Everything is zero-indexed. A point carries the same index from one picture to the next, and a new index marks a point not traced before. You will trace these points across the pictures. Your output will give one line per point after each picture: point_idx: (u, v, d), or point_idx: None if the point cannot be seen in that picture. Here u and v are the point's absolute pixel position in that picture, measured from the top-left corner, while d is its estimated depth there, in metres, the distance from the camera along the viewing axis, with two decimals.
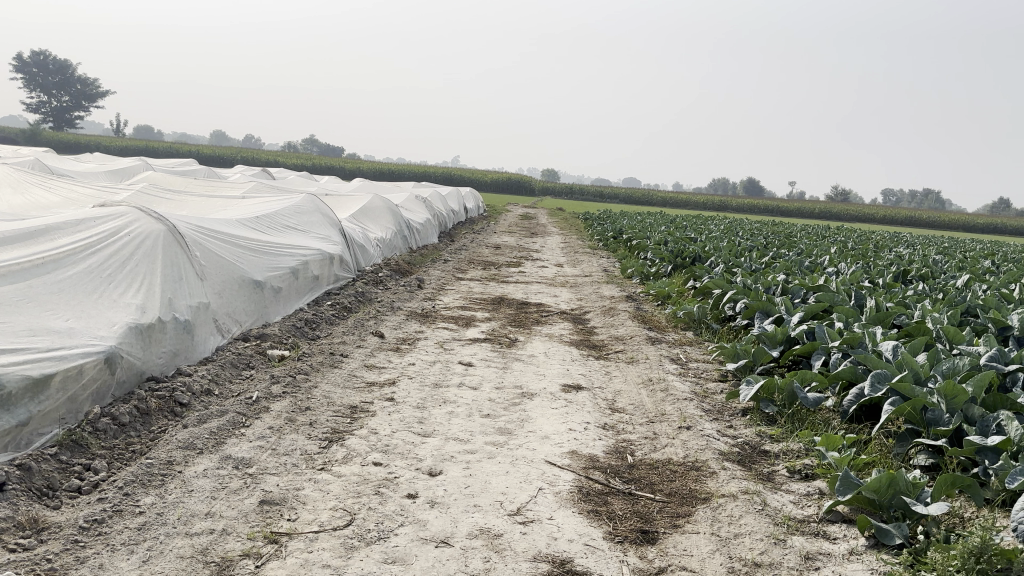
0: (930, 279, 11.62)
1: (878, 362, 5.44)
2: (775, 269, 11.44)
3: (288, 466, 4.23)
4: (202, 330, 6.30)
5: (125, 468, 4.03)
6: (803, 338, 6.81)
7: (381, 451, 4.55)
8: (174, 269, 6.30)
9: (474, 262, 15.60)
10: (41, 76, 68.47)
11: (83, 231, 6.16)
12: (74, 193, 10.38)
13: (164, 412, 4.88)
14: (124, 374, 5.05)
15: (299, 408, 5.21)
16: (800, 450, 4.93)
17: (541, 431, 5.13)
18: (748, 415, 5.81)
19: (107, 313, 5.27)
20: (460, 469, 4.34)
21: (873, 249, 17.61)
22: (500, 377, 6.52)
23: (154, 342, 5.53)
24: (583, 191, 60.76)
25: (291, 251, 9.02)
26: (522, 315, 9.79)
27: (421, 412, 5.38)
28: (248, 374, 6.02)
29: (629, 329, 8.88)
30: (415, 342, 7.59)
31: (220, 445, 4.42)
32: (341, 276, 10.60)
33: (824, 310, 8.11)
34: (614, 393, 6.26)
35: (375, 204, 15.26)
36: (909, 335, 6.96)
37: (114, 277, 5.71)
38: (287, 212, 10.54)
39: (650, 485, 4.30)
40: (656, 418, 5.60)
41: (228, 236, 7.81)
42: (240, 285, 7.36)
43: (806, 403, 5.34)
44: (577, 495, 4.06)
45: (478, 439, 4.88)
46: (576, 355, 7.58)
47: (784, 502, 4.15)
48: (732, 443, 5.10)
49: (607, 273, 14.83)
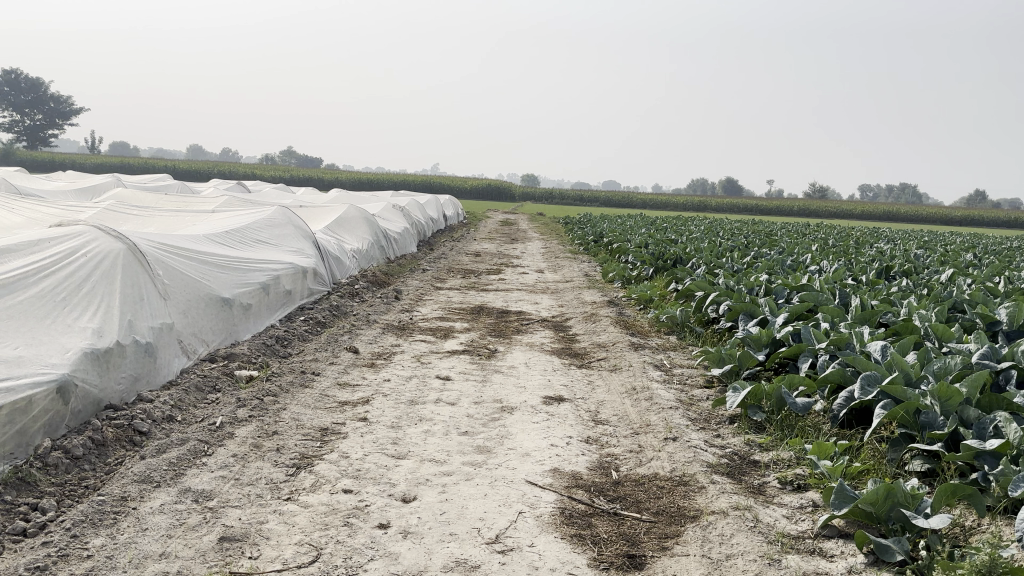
0: (913, 274, 11.52)
1: (868, 364, 5.25)
2: (758, 269, 11.29)
3: (251, 497, 3.98)
4: (165, 352, 6.03)
5: (76, 506, 3.77)
6: (789, 340, 6.63)
7: (351, 477, 4.31)
8: (135, 289, 6.03)
9: (454, 271, 15.36)
10: (13, 94, 67.74)
11: (37, 253, 5.88)
12: (36, 212, 10.05)
13: (122, 443, 4.61)
14: (79, 404, 4.79)
15: (266, 433, 4.95)
16: (791, 459, 4.73)
17: (522, 448, 4.90)
18: (737, 422, 5.60)
19: (60, 339, 5.00)
20: (435, 494, 4.11)
21: (855, 245, 17.54)
22: (479, 391, 6.28)
23: (112, 368, 5.26)
24: (563, 196, 60.70)
25: (262, 266, 8.75)
26: (502, 324, 9.57)
27: (396, 432, 5.13)
28: (214, 398, 5.75)
29: (612, 336, 8.68)
30: (390, 357, 7.34)
31: (180, 477, 4.16)
32: (315, 290, 10.33)
33: (809, 310, 7.94)
34: (597, 404, 6.04)
35: (351, 214, 14.98)
36: (897, 334, 6.79)
37: (68, 300, 5.43)
38: (258, 225, 10.27)
39: (636, 504, 4.08)
40: (641, 429, 5.39)
41: (194, 252, 7.53)
42: (206, 304, 7.09)
43: (795, 409, 5.15)
44: (560, 518, 3.84)
45: (455, 460, 4.64)
46: (557, 365, 7.36)
47: (777, 517, 3.94)
48: (720, 453, 4.89)
49: (588, 278, 14.65)
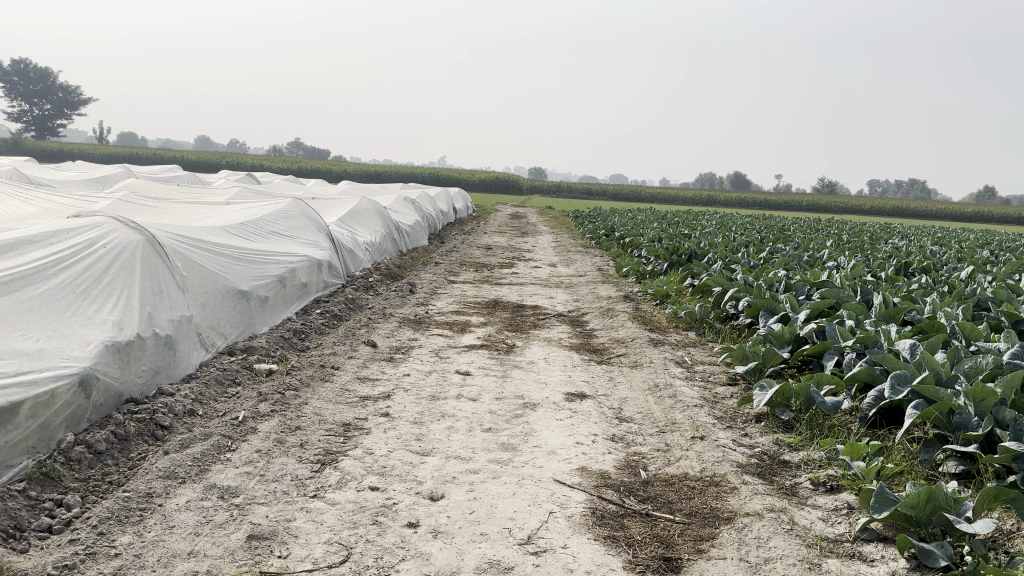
0: (932, 271, 11.40)
1: (897, 363, 5.16)
2: (775, 265, 11.19)
3: (278, 494, 3.93)
4: (185, 345, 5.98)
5: (101, 502, 3.71)
6: (813, 337, 6.55)
7: (377, 474, 4.25)
8: (154, 281, 5.97)
9: (466, 264, 15.29)
10: (23, 84, 67.80)
11: (55, 244, 5.83)
12: (51, 203, 10.01)
13: (145, 438, 4.56)
14: (101, 398, 4.73)
15: (289, 428, 4.89)
16: (823, 459, 4.66)
17: (547, 445, 4.83)
18: (763, 421, 5.52)
19: (81, 332, 4.95)
20: (463, 492, 4.04)
21: (871, 242, 17.40)
22: (500, 386, 6.21)
23: (133, 361, 5.20)
24: (571, 190, 60.54)
25: (277, 259, 8.68)
26: (519, 318, 9.49)
27: (419, 428, 5.07)
28: (234, 391, 5.69)
29: (630, 332, 8.60)
30: (409, 352, 7.28)
31: (204, 473, 4.10)
32: (330, 283, 10.28)
33: (831, 307, 7.84)
34: (621, 401, 5.97)
35: (363, 207, 14.91)
36: (923, 332, 6.69)
37: (88, 292, 5.38)
38: (273, 218, 10.21)
39: (667, 504, 4.01)
40: (667, 427, 5.32)
41: (212, 244, 7.47)
42: (224, 297, 7.04)
43: (825, 408, 5.07)
44: (592, 519, 3.77)
45: (480, 457, 4.58)
46: (577, 361, 7.29)
47: (813, 520, 3.87)
48: (750, 453, 4.82)
49: (601, 273, 14.55)
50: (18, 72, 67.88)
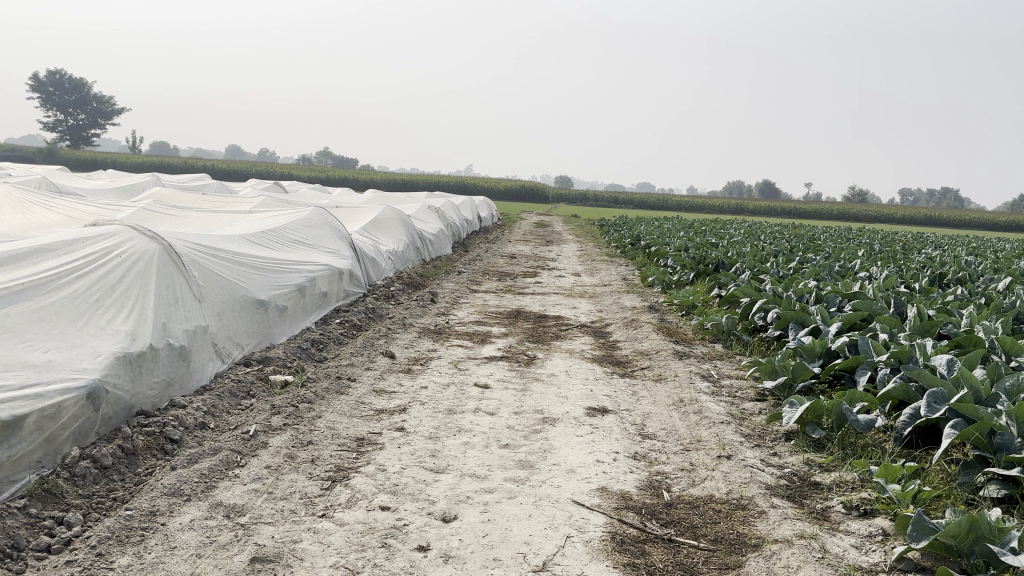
0: (968, 283, 11.06)
1: (933, 380, 4.92)
2: (804, 275, 10.91)
3: (285, 513, 3.79)
4: (200, 355, 5.89)
5: (103, 521, 3.60)
6: (845, 351, 6.32)
7: (389, 493, 4.10)
8: (170, 290, 5.89)
9: (490, 273, 15.15)
10: (58, 95, 68.97)
11: (71, 252, 5.77)
12: (75, 212, 10.02)
13: (153, 452, 4.45)
14: (111, 410, 4.64)
15: (301, 442, 4.76)
16: (855, 481, 4.45)
17: (566, 463, 4.66)
18: (793, 439, 5.29)
19: (92, 343, 4.86)
20: (477, 513, 3.88)
21: (903, 252, 17.00)
22: (519, 400, 6.04)
23: (145, 372, 5.11)
24: (598, 199, 60.31)
25: (297, 267, 8.59)
26: (541, 329, 9.32)
27: (434, 444, 4.91)
28: (247, 404, 5.58)
29: (655, 344, 8.40)
30: (427, 363, 7.14)
31: (211, 490, 3.98)
32: (351, 292, 10.18)
33: (863, 319, 7.58)
34: (644, 417, 5.78)
35: (386, 215, 14.82)
36: (960, 347, 6.42)
37: (102, 301, 5.30)
38: (294, 226, 10.14)
39: (691, 529, 3.81)
40: (692, 445, 5.12)
41: (231, 253, 7.39)
42: (242, 306, 6.94)
43: (857, 426, 4.85)
44: (611, 545, 3.58)
45: (497, 476, 4.41)
46: (599, 374, 7.10)
47: (846, 547, 3.66)
48: (779, 474, 4.60)
49: (626, 282, 14.34)
50: (54, 82, 69.16)
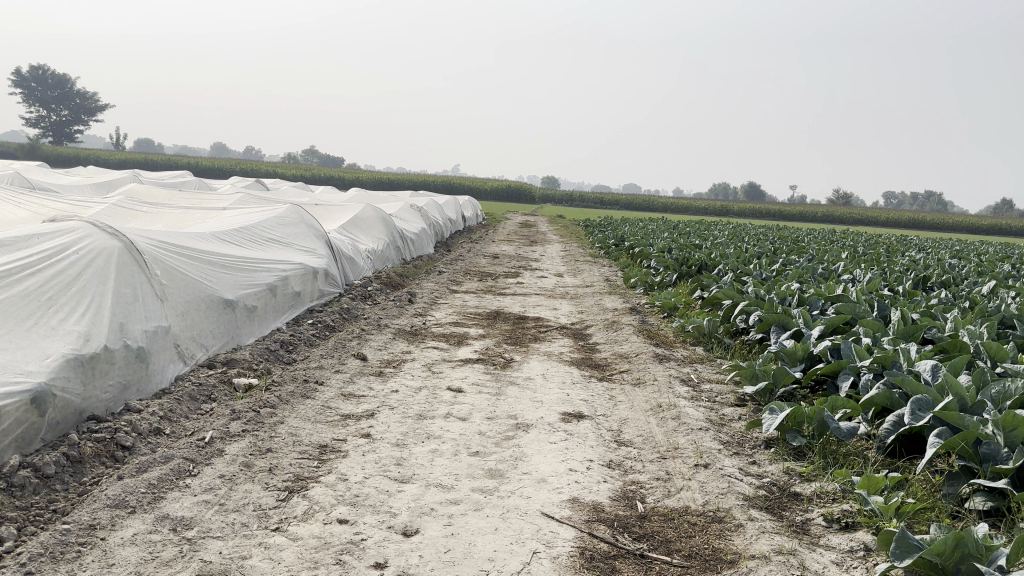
0: (952, 286, 10.95)
1: (917, 386, 4.76)
2: (787, 277, 10.76)
3: (235, 527, 3.57)
4: (160, 358, 5.65)
5: (39, 536, 3.37)
6: (827, 355, 6.15)
7: (348, 504, 3.89)
8: (129, 289, 5.64)
9: (471, 273, 14.94)
10: (40, 90, 68.11)
11: (25, 249, 5.53)
12: (42, 209, 9.72)
13: (101, 459, 4.23)
14: (58, 415, 4.42)
15: (259, 450, 4.54)
16: (837, 492, 4.28)
17: (537, 472, 4.46)
18: (773, 447, 5.11)
19: (41, 344, 4.63)
20: (440, 527, 3.68)
21: (886, 254, 16.90)
22: (492, 405, 5.83)
23: (98, 375, 4.87)
24: (584, 199, 60.23)
25: (269, 266, 8.36)
26: (519, 331, 9.11)
27: (400, 451, 4.71)
28: (207, 408, 5.35)
29: (636, 346, 8.22)
30: (400, 366, 6.93)
31: (158, 502, 3.76)
32: (326, 292, 9.94)
33: (846, 322, 7.42)
34: (620, 423, 5.59)
35: (366, 214, 14.58)
36: (944, 352, 6.27)
37: (54, 300, 5.06)
38: (268, 223, 9.89)
39: (665, 544, 3.63)
40: (669, 453, 4.93)
41: (198, 251, 7.15)
42: (208, 306, 6.71)
43: (839, 434, 4.67)
44: (580, 561, 3.39)
45: (464, 486, 4.21)
46: (577, 378, 6.91)
47: (825, 564, 3.48)
48: (757, 484, 4.43)
49: (609, 284, 14.17)
50: (36, 78, 68.45)
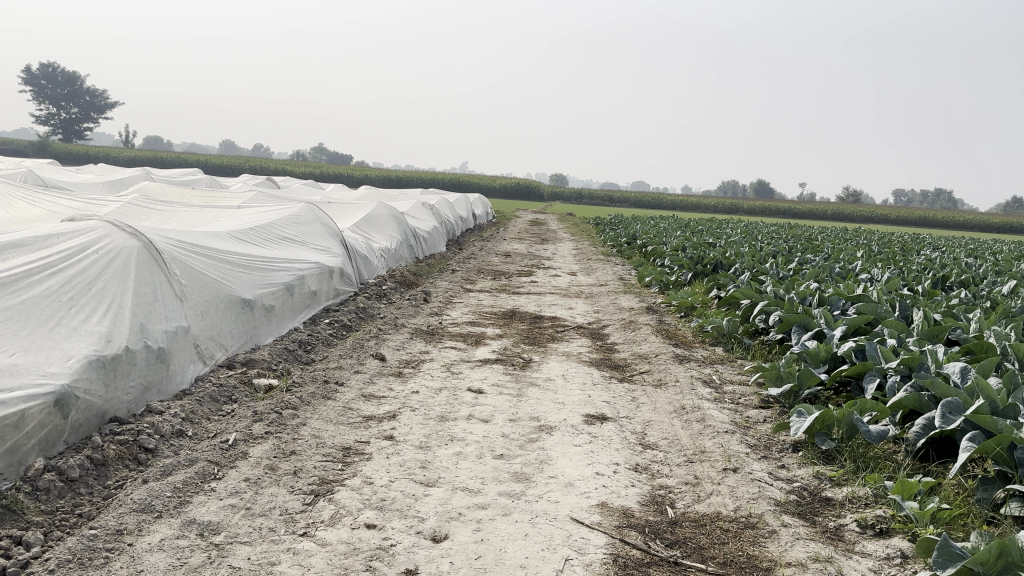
0: (972, 286, 10.84)
1: (947, 389, 4.68)
2: (805, 276, 10.67)
3: (263, 532, 3.53)
4: (180, 358, 5.62)
5: (65, 541, 3.34)
6: (851, 357, 6.07)
7: (375, 509, 3.84)
8: (149, 289, 5.61)
9: (484, 272, 14.89)
10: (51, 88, 68.34)
11: (45, 249, 5.50)
12: (59, 208, 9.71)
13: (125, 462, 4.20)
14: (81, 417, 4.38)
15: (283, 452, 4.50)
16: (869, 497, 4.21)
17: (564, 476, 4.41)
18: (801, 450, 5.04)
19: (63, 345, 4.59)
20: (469, 532, 3.63)
21: (901, 253, 16.79)
22: (514, 407, 5.78)
23: (120, 376, 4.84)
24: (593, 197, 60.09)
25: (285, 265, 8.32)
26: (536, 330, 9.06)
27: (425, 454, 4.66)
28: (229, 410, 5.32)
29: (655, 346, 8.16)
30: (419, 366, 6.88)
31: (184, 506, 3.72)
32: (341, 291, 9.90)
33: (868, 323, 7.33)
34: (644, 425, 5.53)
35: (379, 212, 14.54)
36: (970, 353, 6.17)
37: (75, 300, 5.03)
38: (284, 222, 9.86)
39: (698, 551, 3.57)
40: (696, 456, 4.87)
41: (216, 251, 7.12)
42: (226, 306, 6.68)
43: (869, 437, 4.60)
44: (613, 569, 3.33)
45: (491, 490, 4.16)
46: (597, 379, 6.85)
47: (863, 572, 3.42)
48: (788, 489, 4.36)
49: (623, 282, 14.10)
50: (47, 76, 68.72)
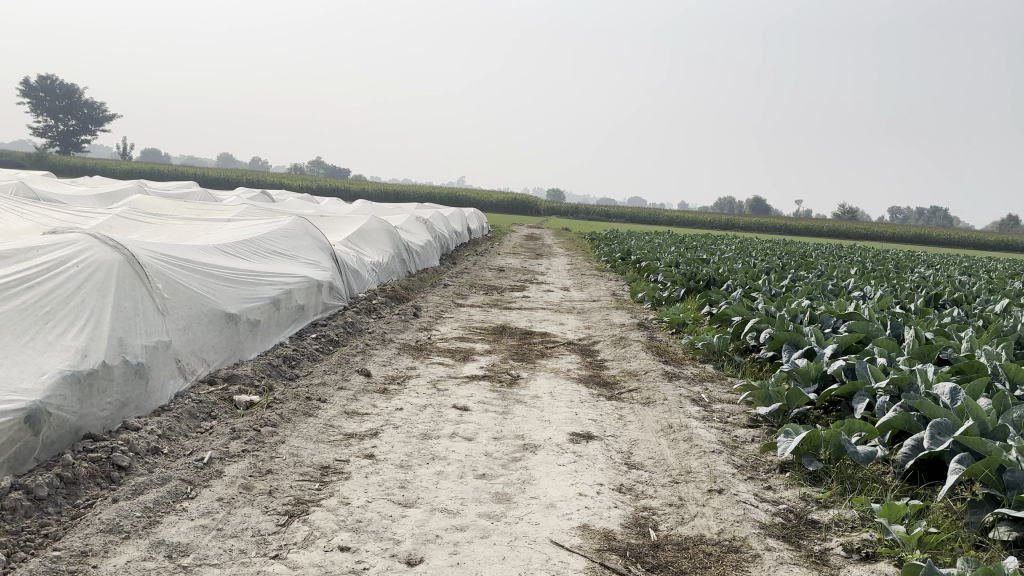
0: (965, 304, 10.79)
1: (937, 410, 4.61)
2: (797, 294, 10.60)
3: (233, 554, 3.44)
4: (160, 373, 5.53)
5: (28, 563, 3.25)
6: (841, 376, 6.00)
7: (350, 530, 3.76)
8: (129, 302, 5.53)
9: (476, 287, 14.82)
10: (48, 100, 68.42)
11: (24, 261, 5.43)
12: (46, 220, 9.64)
13: (97, 480, 4.11)
14: (53, 434, 4.30)
15: (259, 471, 4.41)
16: (856, 519, 4.13)
17: (546, 497, 4.33)
18: (789, 471, 4.96)
19: (37, 360, 4.51)
20: (445, 555, 3.54)
21: (896, 270, 16.74)
22: (499, 425, 5.69)
23: (96, 392, 4.76)
24: (589, 212, 60.17)
25: (272, 279, 8.24)
26: (526, 346, 8.98)
27: (405, 473, 4.57)
28: (207, 426, 5.23)
29: (644, 363, 8.09)
30: (404, 382, 6.80)
31: (153, 527, 3.63)
32: (330, 305, 9.82)
33: (859, 341, 7.26)
34: (630, 444, 5.45)
35: (371, 226, 14.48)
36: (961, 373, 6.09)
37: (52, 314, 4.95)
38: (273, 236, 9.79)
39: None
40: (681, 477, 4.79)
41: (201, 264, 7.04)
42: (210, 320, 6.60)
43: (857, 458, 4.52)
44: None
45: (470, 511, 4.07)
46: (585, 396, 6.77)
47: None
48: (774, 511, 4.28)
49: (616, 298, 14.03)
50: (45, 88, 68.82)
